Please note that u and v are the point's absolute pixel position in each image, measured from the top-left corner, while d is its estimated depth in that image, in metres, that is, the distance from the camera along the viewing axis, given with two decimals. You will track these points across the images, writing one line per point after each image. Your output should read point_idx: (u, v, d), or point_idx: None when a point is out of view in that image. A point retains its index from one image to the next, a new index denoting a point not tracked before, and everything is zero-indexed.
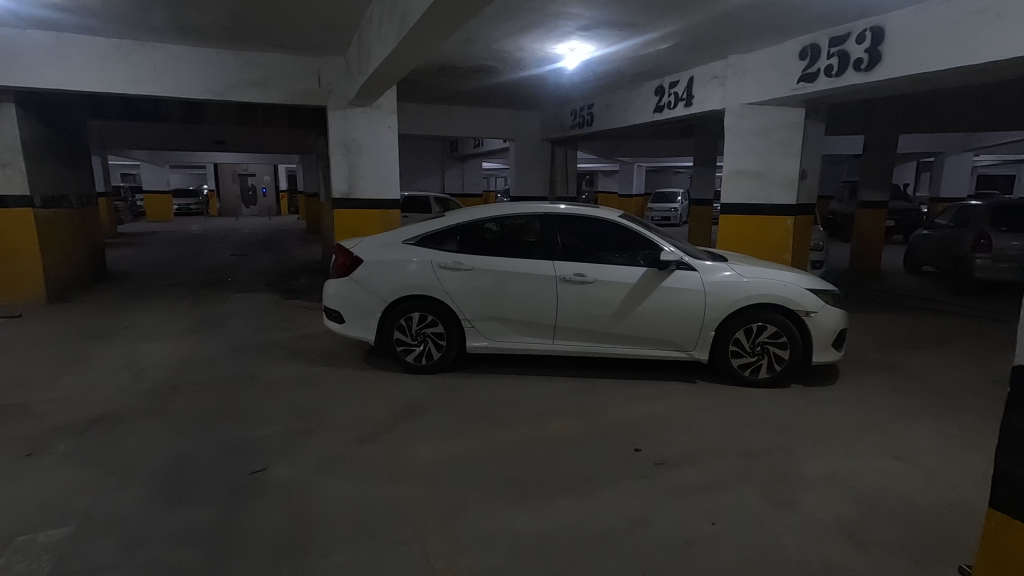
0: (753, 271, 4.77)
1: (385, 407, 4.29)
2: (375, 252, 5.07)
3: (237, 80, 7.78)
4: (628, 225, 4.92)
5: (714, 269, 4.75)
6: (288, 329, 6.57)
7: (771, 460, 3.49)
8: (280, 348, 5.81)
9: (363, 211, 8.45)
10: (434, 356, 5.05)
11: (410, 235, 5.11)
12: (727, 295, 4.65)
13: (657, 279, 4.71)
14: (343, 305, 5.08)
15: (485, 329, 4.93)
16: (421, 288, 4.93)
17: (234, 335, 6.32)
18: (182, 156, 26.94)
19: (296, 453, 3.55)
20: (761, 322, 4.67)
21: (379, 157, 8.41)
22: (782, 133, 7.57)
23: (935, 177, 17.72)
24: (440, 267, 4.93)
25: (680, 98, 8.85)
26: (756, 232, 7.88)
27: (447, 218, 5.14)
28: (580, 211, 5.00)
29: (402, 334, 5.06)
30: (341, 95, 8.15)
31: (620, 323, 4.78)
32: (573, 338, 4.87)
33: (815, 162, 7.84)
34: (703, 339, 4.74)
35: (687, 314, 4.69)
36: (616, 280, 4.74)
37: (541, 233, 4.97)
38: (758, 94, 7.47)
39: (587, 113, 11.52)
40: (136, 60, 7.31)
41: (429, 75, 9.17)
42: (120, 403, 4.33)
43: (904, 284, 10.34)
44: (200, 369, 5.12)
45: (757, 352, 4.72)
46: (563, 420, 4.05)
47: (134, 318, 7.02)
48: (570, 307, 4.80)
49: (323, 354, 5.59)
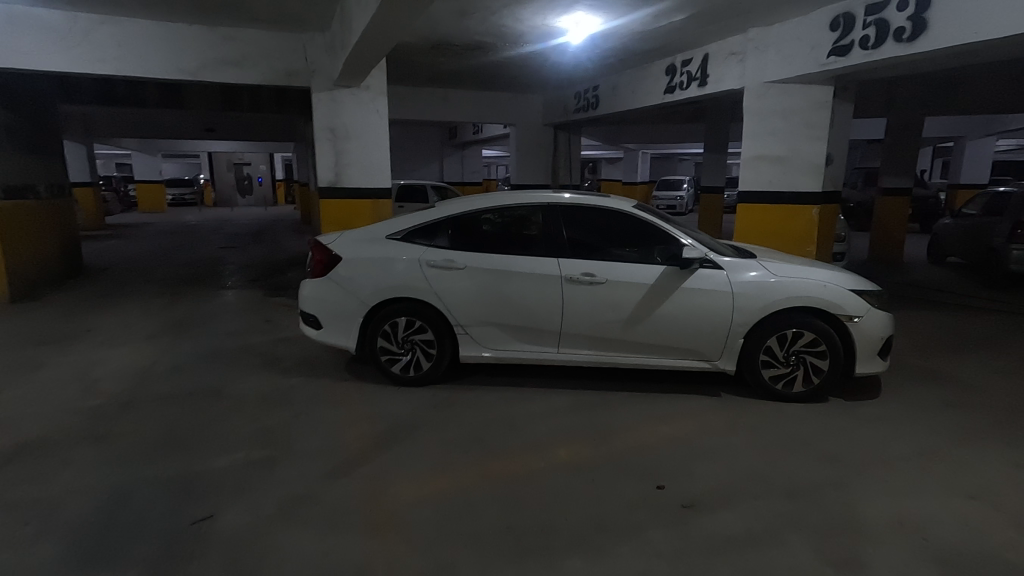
0: (785, 268, 4.16)
1: (365, 430, 3.72)
2: (356, 249, 4.48)
3: (212, 58, 7.14)
4: (643, 216, 4.31)
5: (743, 267, 4.14)
6: (267, 332, 5.99)
7: (821, 500, 2.91)
8: (255, 354, 5.24)
9: (351, 202, 7.82)
10: (423, 366, 4.45)
11: (395, 229, 4.51)
12: (758, 297, 4.04)
13: (678, 279, 4.11)
14: (320, 309, 4.49)
15: (481, 335, 4.34)
16: (409, 289, 4.33)
17: (207, 339, 5.74)
18: (175, 145, 26.22)
19: (252, 493, 2.98)
20: (798, 328, 4.06)
21: (368, 143, 7.75)
22: (807, 113, 6.91)
23: (954, 163, 16.97)
24: (429, 265, 4.33)
25: (693, 78, 8.17)
26: (778, 222, 7.24)
27: (438, 209, 4.53)
28: (587, 201, 4.39)
29: (387, 341, 4.46)
30: (324, 75, 7.51)
31: (635, 329, 4.18)
32: (581, 346, 4.28)
33: (842, 145, 7.19)
34: (730, 347, 4.14)
35: (713, 319, 4.09)
36: (630, 281, 4.14)
37: (543, 226, 4.36)
38: (782, 71, 6.79)
39: (593, 95, 10.83)
40: (99, 36, 6.66)
41: (421, 53, 8.51)
42: (61, 424, 3.78)
43: (929, 276, 9.73)
44: (161, 381, 4.55)
45: (792, 362, 4.12)
46: (572, 447, 3.47)
47: (101, 319, 6.45)
48: (577, 311, 4.20)
49: (301, 362, 5.01)
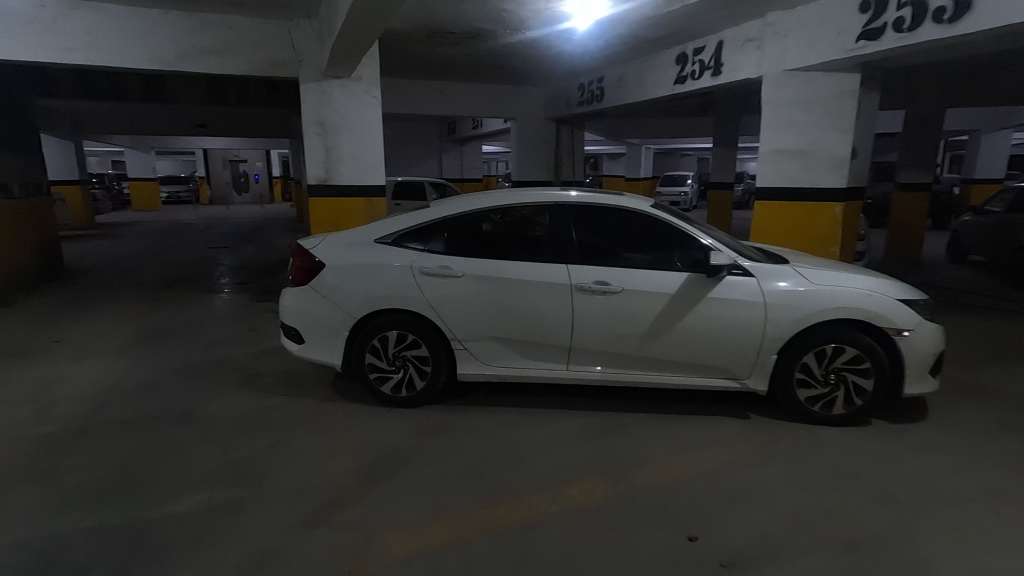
0: (824, 275, 3.68)
1: (350, 464, 3.26)
2: (341, 254, 4.01)
3: (191, 47, 6.66)
4: (661, 216, 3.84)
5: (778, 274, 3.67)
6: (249, 343, 5.53)
7: (884, 556, 2.46)
8: (233, 369, 4.78)
9: (343, 200, 7.35)
10: (417, 386, 3.98)
11: (384, 231, 4.04)
12: (795, 309, 3.57)
13: (703, 288, 3.64)
14: (302, 322, 4.02)
15: (481, 352, 3.88)
16: (399, 300, 3.87)
17: (183, 352, 5.28)
18: (168, 141, 25.70)
19: (212, 548, 2.53)
20: (839, 343, 3.59)
21: (361, 137, 7.27)
22: (831, 104, 6.44)
23: (968, 158, 16.47)
24: (422, 272, 3.86)
25: (706, 67, 7.69)
26: (799, 220, 6.75)
27: (432, 209, 4.07)
28: (598, 199, 3.93)
29: (376, 358, 3.99)
30: (313, 65, 7.03)
31: (654, 344, 3.72)
32: (593, 363, 3.82)
33: (866, 138, 6.71)
34: (761, 365, 3.68)
35: (742, 332, 3.63)
36: (649, 290, 3.66)
37: (550, 228, 3.89)
38: (804, 58, 6.31)
39: (597, 87, 10.36)
40: (68, 22, 6.18)
41: (417, 42, 8.03)
42: (4, 456, 3.32)
43: (952, 276, 9.26)
44: (125, 402, 4.10)
45: (832, 382, 3.66)
46: (586, 484, 3.01)
47: (72, 328, 5.98)
48: (589, 324, 3.74)
49: (282, 379, 4.55)
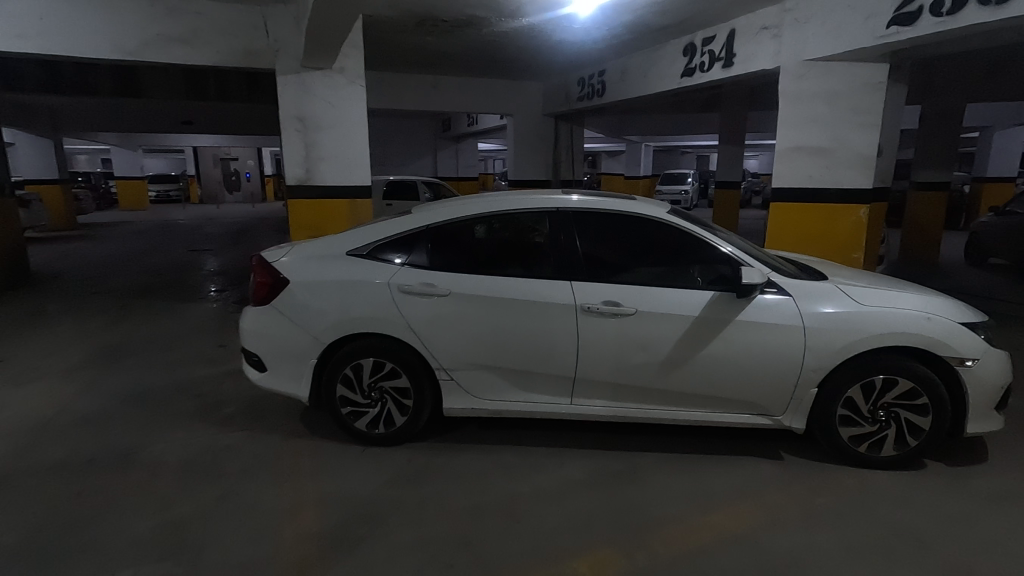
0: (871, 293, 3.15)
1: (311, 525, 2.72)
2: (309, 268, 3.45)
3: (156, 34, 6.17)
4: (680, 223, 3.30)
5: (819, 293, 3.12)
6: (215, 362, 4.97)
7: None
8: (191, 396, 4.22)
9: (325, 202, 6.77)
10: (397, 422, 3.43)
11: (359, 241, 3.48)
12: (838, 335, 3.04)
13: (730, 309, 3.10)
14: (264, 347, 3.47)
15: (470, 383, 3.33)
16: (377, 323, 3.31)
17: (140, 374, 4.72)
18: (157, 139, 25.04)
19: None
20: (891, 375, 3.06)
21: (344, 134, 6.70)
22: (855, 97, 5.90)
23: (981, 156, 15.94)
24: (402, 290, 3.31)
25: (717, 58, 7.14)
26: (820, 224, 6.21)
27: (414, 215, 3.52)
28: (606, 204, 3.39)
29: (350, 389, 3.44)
30: (291, 54, 6.47)
31: (673, 375, 3.18)
32: (600, 397, 3.28)
33: (893, 134, 6.18)
34: (798, 399, 3.15)
35: (776, 362, 3.10)
36: (669, 311, 3.12)
37: (550, 237, 3.34)
38: (827, 46, 5.76)
39: (599, 81, 9.81)
40: (18, 8, 5.71)
41: (406, 31, 7.46)
42: None
43: (974, 280, 8.75)
44: (59, 440, 3.54)
45: (882, 419, 3.13)
46: (595, 556, 2.47)
47: (21, 345, 5.42)
48: (596, 351, 3.20)
49: (245, 409, 3.99)
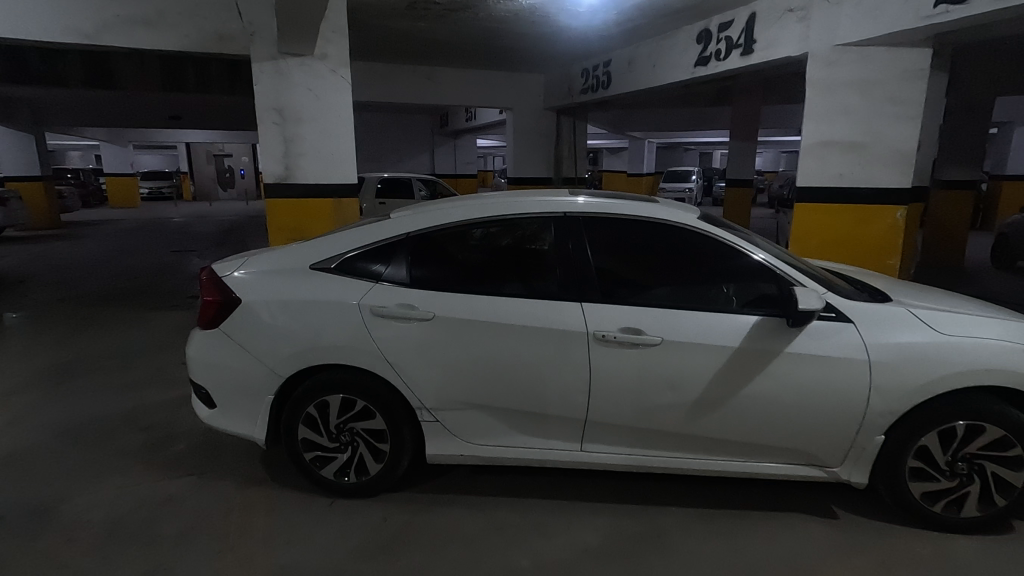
0: (951, 319, 2.57)
1: None
2: (266, 284, 2.86)
3: (115, 17, 5.67)
4: (713, 232, 2.71)
5: (887, 318, 2.54)
6: (173, 385, 4.38)
7: None
8: (139, 429, 3.64)
9: (306, 202, 6.18)
10: (372, 470, 2.86)
11: (326, 252, 2.89)
12: (912, 371, 2.46)
13: (778, 338, 2.52)
14: (212, 381, 2.88)
15: (459, 425, 2.76)
16: (346, 353, 2.73)
17: (86, 398, 4.14)
18: (147, 134, 24.41)
19: None
20: (977, 420, 2.48)
21: (327, 128, 6.10)
22: (892, 86, 5.31)
23: (1000, 152, 15.30)
24: (376, 313, 2.72)
25: (735, 45, 6.55)
26: (851, 227, 5.61)
27: (392, 221, 2.93)
28: (622, 207, 2.79)
29: (315, 431, 2.86)
30: (266, 39, 5.84)
31: (706, 418, 2.61)
32: (616, 443, 2.70)
33: (932, 127, 5.58)
34: (861, 449, 2.57)
35: (835, 402, 2.52)
36: (703, 341, 2.53)
37: (555, 249, 2.76)
38: (863, 29, 5.15)
39: (604, 72, 9.22)
40: None
41: (396, 15, 6.85)
42: None
43: (1005, 285, 8.16)
44: None
45: (962, 473, 2.55)
46: None
47: None
48: (612, 388, 2.62)
49: (199, 446, 3.41)
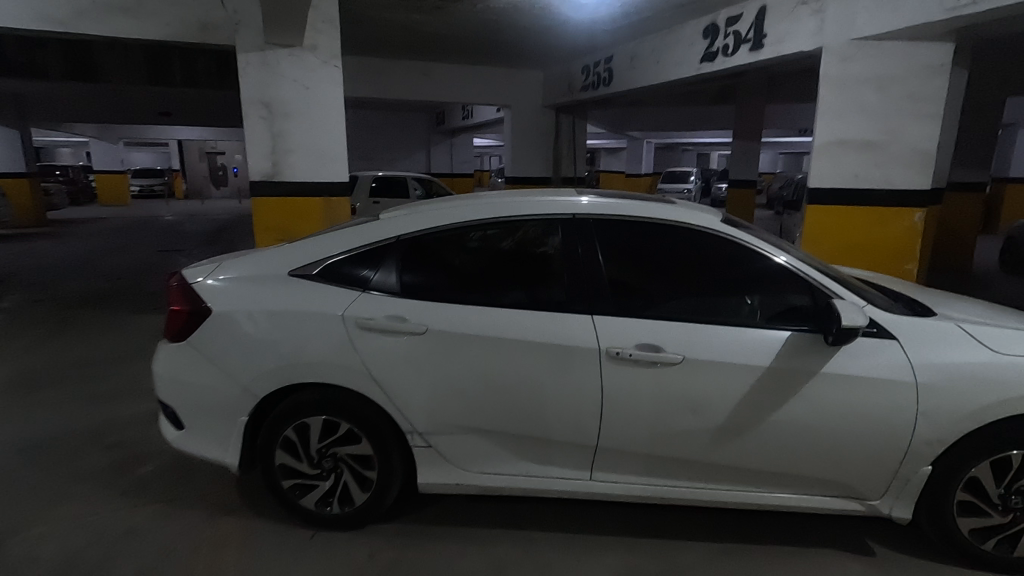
0: (1004, 335, 2.30)
1: None
2: (239, 293, 2.56)
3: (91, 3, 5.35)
4: (738, 238, 2.42)
5: (935, 335, 2.27)
6: (147, 397, 4.08)
7: None
8: (105, 447, 3.34)
9: (294, 200, 5.87)
10: (358, 499, 2.57)
11: (307, 258, 2.59)
12: (964, 394, 2.19)
13: (815, 357, 2.25)
14: (179, 400, 2.58)
15: (454, 451, 2.47)
16: (329, 370, 2.44)
17: (50, 411, 3.83)
18: (138, 131, 23.99)
19: None
20: None
21: (316, 123, 5.80)
22: (910, 83, 5.05)
23: (1004, 155, 15.12)
24: (362, 326, 2.42)
25: (743, 39, 6.28)
26: (867, 229, 5.36)
27: (380, 222, 2.63)
28: (635, 208, 2.50)
29: (294, 456, 2.57)
30: (252, 29, 5.53)
31: (731, 445, 2.33)
32: (631, 471, 2.42)
33: (951, 125, 5.33)
34: (904, 480, 2.30)
35: (876, 429, 2.25)
36: (730, 359, 2.26)
37: (561, 254, 2.47)
38: (881, 22, 4.90)
39: (605, 69, 8.95)
40: None
41: (390, 6, 6.55)
42: None
43: (1017, 290, 7.93)
44: None
45: (1017, 508, 2.28)
46: None
47: None
48: (627, 410, 2.34)
49: (169, 468, 3.12)
